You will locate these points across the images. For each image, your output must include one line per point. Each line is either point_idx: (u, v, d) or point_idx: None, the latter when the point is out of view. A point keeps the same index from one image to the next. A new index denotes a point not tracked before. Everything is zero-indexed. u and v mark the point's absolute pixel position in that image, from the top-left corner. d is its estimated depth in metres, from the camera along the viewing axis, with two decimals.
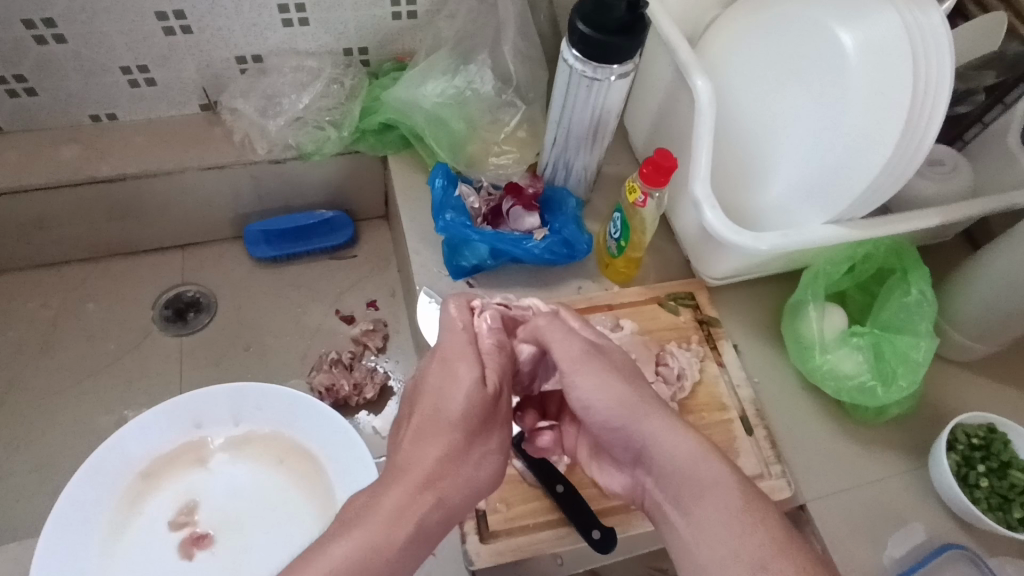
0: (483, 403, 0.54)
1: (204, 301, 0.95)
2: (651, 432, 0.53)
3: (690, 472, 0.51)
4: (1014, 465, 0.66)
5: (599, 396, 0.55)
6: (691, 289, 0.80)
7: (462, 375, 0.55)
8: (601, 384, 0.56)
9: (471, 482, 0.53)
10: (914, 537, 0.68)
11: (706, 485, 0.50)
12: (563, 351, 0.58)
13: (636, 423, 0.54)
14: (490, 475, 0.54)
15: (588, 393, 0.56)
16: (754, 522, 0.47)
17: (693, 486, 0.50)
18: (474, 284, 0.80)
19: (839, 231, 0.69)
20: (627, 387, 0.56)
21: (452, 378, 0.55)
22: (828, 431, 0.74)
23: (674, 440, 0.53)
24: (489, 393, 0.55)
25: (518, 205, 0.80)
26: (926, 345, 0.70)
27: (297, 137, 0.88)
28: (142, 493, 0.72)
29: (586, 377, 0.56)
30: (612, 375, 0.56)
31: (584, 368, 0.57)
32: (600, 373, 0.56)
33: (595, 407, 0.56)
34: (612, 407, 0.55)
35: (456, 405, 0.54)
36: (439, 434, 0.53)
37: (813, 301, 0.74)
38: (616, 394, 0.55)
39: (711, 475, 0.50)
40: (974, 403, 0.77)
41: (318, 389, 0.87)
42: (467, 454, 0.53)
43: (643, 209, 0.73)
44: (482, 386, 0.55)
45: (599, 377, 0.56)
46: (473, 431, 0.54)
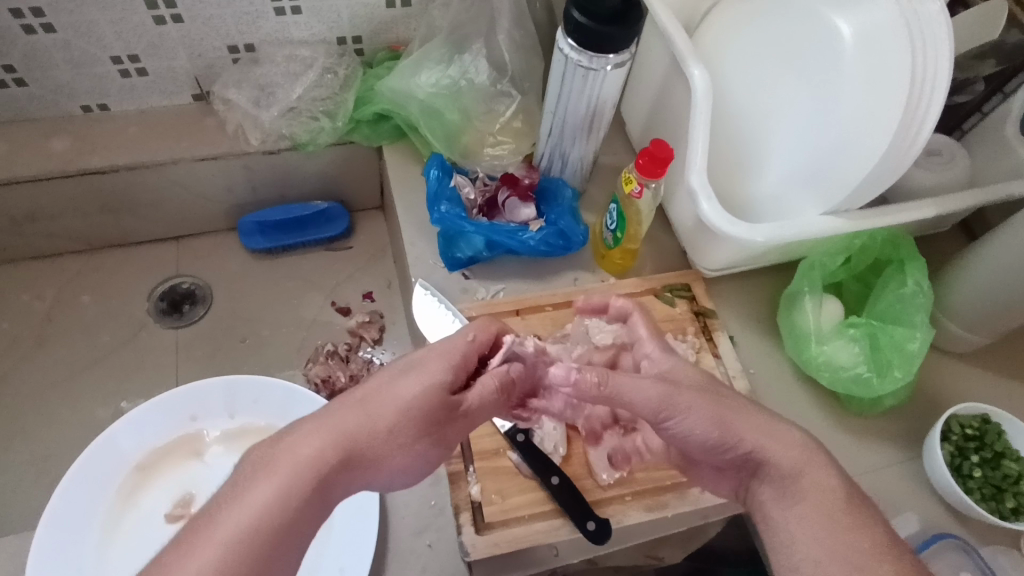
0: (433, 404, 0.52)
1: (199, 293, 0.95)
2: (757, 436, 0.53)
3: (809, 470, 0.51)
4: (1007, 456, 0.67)
5: (703, 427, 0.53)
6: (687, 280, 0.80)
7: (430, 369, 0.54)
8: (697, 415, 0.54)
9: (383, 469, 0.51)
10: (907, 526, 0.68)
11: (826, 487, 0.50)
12: (635, 385, 0.55)
13: (742, 434, 0.53)
14: (402, 471, 0.51)
15: (691, 428, 0.54)
16: (854, 524, 0.48)
17: (802, 486, 0.50)
18: (469, 276, 0.80)
19: (837, 222, 0.68)
20: (723, 410, 0.54)
21: (418, 368, 0.54)
22: (822, 422, 0.74)
23: (784, 438, 0.53)
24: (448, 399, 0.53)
25: (514, 195, 0.80)
26: (922, 336, 0.69)
27: (290, 127, 0.87)
28: (139, 486, 0.72)
29: (684, 409, 0.54)
30: (710, 411, 0.54)
31: (676, 407, 0.54)
32: (692, 406, 0.54)
33: (695, 436, 0.54)
34: (711, 433, 0.53)
35: (406, 391, 0.52)
36: (372, 406, 0.51)
37: (809, 292, 0.74)
38: (713, 418, 0.53)
39: (832, 477, 0.51)
40: (969, 393, 0.77)
41: (314, 381, 0.88)
42: (399, 438, 0.50)
43: (638, 200, 0.72)
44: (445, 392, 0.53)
45: (691, 406, 0.54)
46: (415, 425, 0.51)
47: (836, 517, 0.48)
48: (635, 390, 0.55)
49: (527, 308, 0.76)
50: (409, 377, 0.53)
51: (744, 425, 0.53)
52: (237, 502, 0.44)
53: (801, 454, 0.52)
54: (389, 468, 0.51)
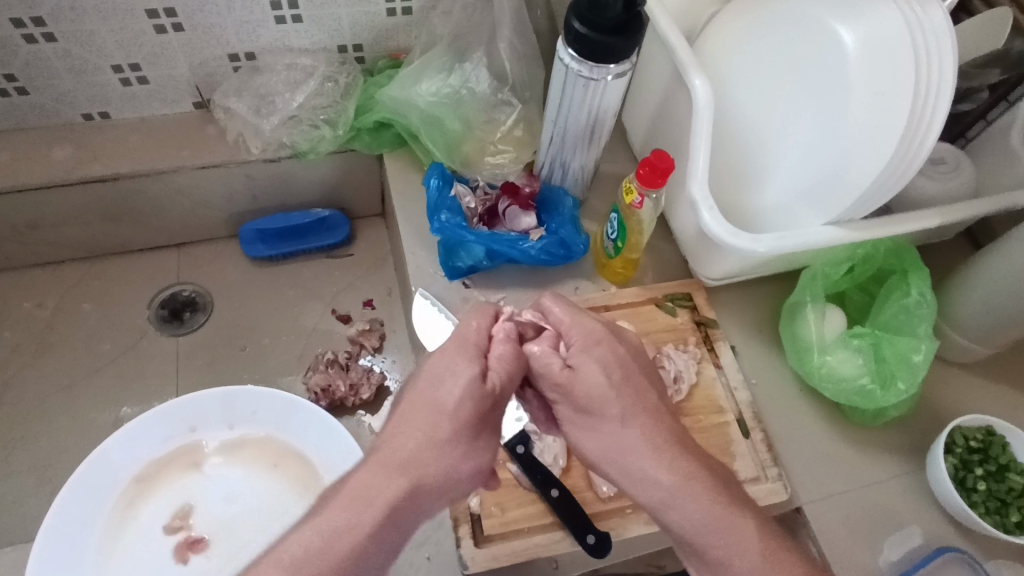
0: (477, 401, 0.52)
1: (199, 301, 0.95)
2: (627, 462, 0.53)
3: (672, 504, 0.51)
4: (1012, 469, 0.66)
5: (585, 435, 0.55)
6: (689, 290, 0.80)
7: (462, 369, 0.53)
8: (586, 432, 0.55)
9: (449, 476, 0.51)
10: (909, 540, 0.68)
11: (681, 527, 0.51)
12: (544, 383, 0.56)
13: (613, 454, 0.53)
14: (472, 471, 0.52)
15: (576, 433, 0.55)
16: (722, 549, 0.50)
17: (669, 516, 0.52)
18: (470, 285, 0.80)
19: (840, 233, 0.68)
20: (598, 426, 0.54)
21: (451, 370, 0.53)
22: (825, 433, 0.73)
23: (654, 474, 0.52)
24: (486, 390, 0.53)
25: (514, 205, 0.79)
26: (925, 347, 0.69)
27: (291, 135, 0.87)
28: (137, 498, 0.71)
29: (570, 416, 0.55)
30: (593, 420, 0.54)
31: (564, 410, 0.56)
32: (580, 419, 0.55)
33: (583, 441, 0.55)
34: (592, 443, 0.54)
35: (448, 397, 0.52)
36: (423, 418, 0.52)
37: (812, 303, 0.73)
38: (597, 432, 0.54)
39: (696, 517, 0.51)
40: (973, 404, 0.76)
41: (313, 390, 0.86)
42: (454, 442, 0.51)
43: (640, 210, 0.72)
44: (481, 384, 0.53)
45: (581, 424, 0.55)
46: (463, 423, 0.51)
47: (692, 540, 0.51)
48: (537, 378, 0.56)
49: None
50: (440, 382, 0.53)
51: (623, 455, 0.53)
52: (310, 533, 0.48)
53: (669, 483, 0.51)
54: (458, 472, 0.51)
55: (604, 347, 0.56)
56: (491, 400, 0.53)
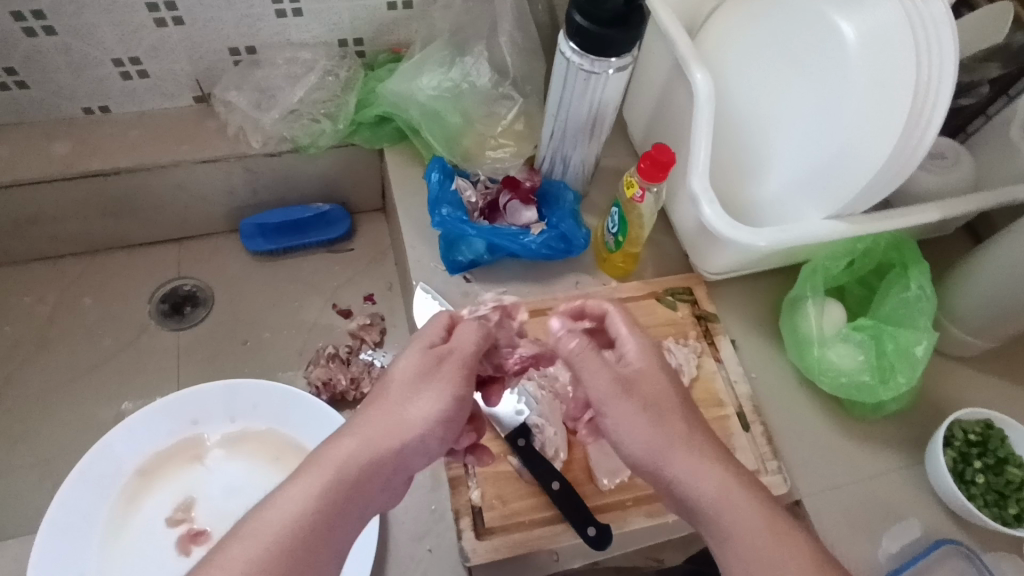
0: (423, 364, 0.54)
1: (200, 296, 0.95)
2: (679, 464, 0.52)
3: (719, 508, 0.50)
4: (1010, 462, 0.66)
5: (631, 432, 0.53)
6: (690, 284, 0.80)
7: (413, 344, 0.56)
8: (637, 424, 0.53)
9: (405, 432, 0.51)
10: (909, 532, 0.68)
11: (726, 532, 0.50)
12: (596, 378, 0.54)
13: (664, 455, 0.52)
14: (427, 421, 0.51)
15: (620, 429, 0.53)
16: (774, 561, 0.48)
17: (717, 524, 0.50)
18: (470, 279, 0.80)
19: (840, 226, 0.68)
20: (649, 426, 0.53)
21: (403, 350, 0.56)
22: (825, 426, 0.73)
23: (698, 476, 0.51)
24: (429, 351, 0.55)
25: (515, 198, 0.80)
26: (925, 341, 0.69)
27: (291, 130, 0.87)
28: (139, 491, 0.72)
29: (614, 413, 0.54)
30: (643, 417, 0.53)
31: (608, 405, 0.54)
32: (631, 410, 0.53)
33: (625, 440, 0.53)
34: (637, 441, 0.53)
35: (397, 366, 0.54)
36: (379, 393, 0.53)
37: (812, 297, 0.73)
38: (646, 428, 0.53)
39: (742, 519, 0.50)
40: (972, 397, 0.77)
41: (315, 384, 0.86)
42: (408, 399, 0.52)
43: (640, 204, 0.72)
44: (426, 349, 0.55)
45: (633, 417, 0.53)
46: (411, 382, 0.53)
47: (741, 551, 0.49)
48: (586, 372, 0.54)
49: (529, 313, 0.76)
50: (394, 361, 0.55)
51: (671, 453, 0.52)
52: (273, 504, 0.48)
53: (721, 488, 0.51)
54: (416, 425, 0.51)
55: (662, 357, 0.57)
56: (443, 361, 0.55)
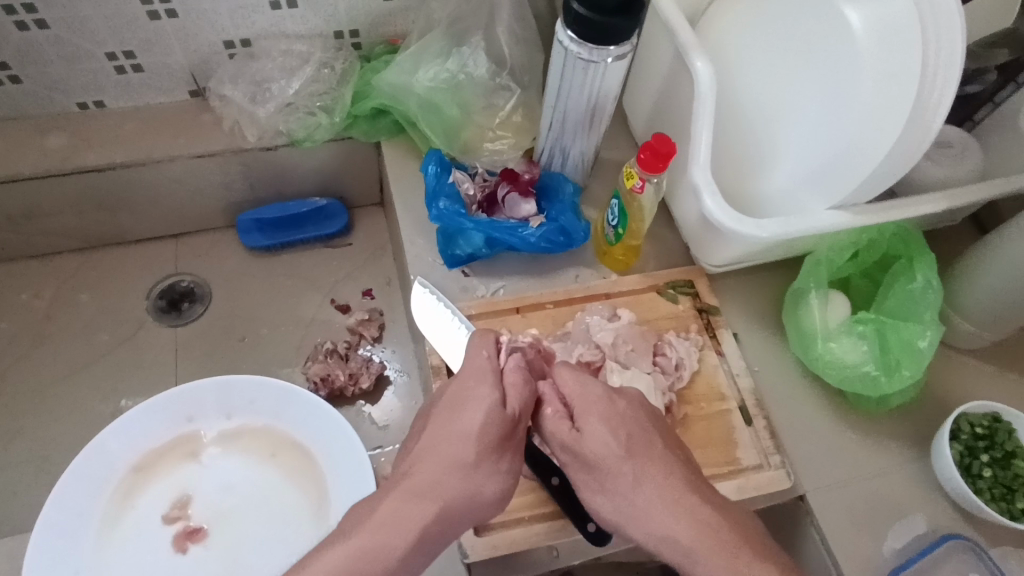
0: (500, 426, 0.55)
1: (198, 291, 0.94)
2: (638, 530, 0.53)
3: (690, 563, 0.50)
4: (1018, 456, 0.65)
5: (593, 497, 0.55)
6: (691, 277, 0.79)
7: (484, 396, 0.56)
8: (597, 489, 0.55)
9: (472, 499, 0.52)
10: (914, 528, 0.67)
11: None
12: (555, 434, 0.58)
13: (625, 521, 0.53)
14: (499, 494, 0.54)
15: (585, 493, 0.56)
16: None
17: None
18: (469, 273, 0.79)
19: (845, 218, 0.66)
20: (611, 487, 0.54)
21: (472, 398, 0.56)
22: (828, 421, 0.72)
23: (659, 541, 0.51)
24: (507, 415, 0.55)
25: (514, 191, 0.77)
26: (930, 334, 0.68)
27: (287, 123, 0.86)
28: (134, 488, 0.71)
29: (578, 478, 0.56)
30: (597, 480, 0.55)
31: (573, 471, 0.57)
32: (585, 476, 0.56)
33: (592, 503, 0.56)
34: (602, 504, 0.55)
35: (467, 421, 0.55)
36: (444, 443, 0.54)
37: (815, 289, 0.72)
38: (606, 491, 0.54)
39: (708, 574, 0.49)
40: (978, 390, 0.75)
41: (313, 380, 0.85)
42: (482, 468, 0.53)
43: (641, 195, 0.71)
44: (499, 409, 0.56)
45: (587, 478, 0.56)
46: (484, 445, 0.54)
47: None
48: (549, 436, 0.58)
49: (528, 307, 0.75)
50: (461, 412, 0.56)
51: (632, 508, 0.53)
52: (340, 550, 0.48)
53: (686, 543, 0.50)
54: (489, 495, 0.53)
55: (610, 402, 0.57)
56: (515, 423, 0.56)
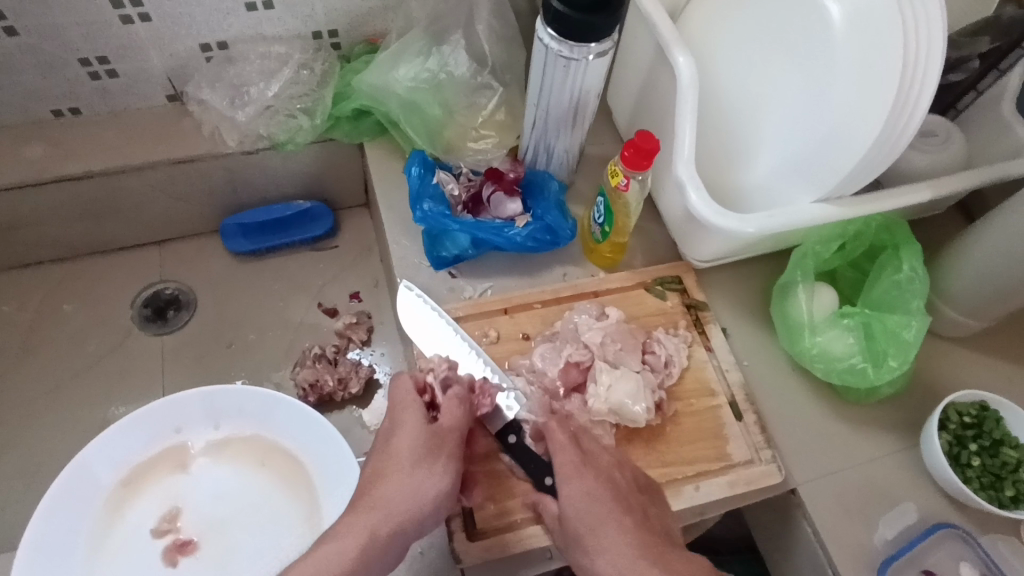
0: (426, 441, 0.58)
1: (183, 299, 0.93)
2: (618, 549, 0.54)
3: None
4: (1006, 443, 0.66)
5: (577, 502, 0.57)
6: (679, 273, 0.79)
7: (408, 421, 0.59)
8: (581, 490, 0.57)
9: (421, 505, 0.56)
10: (906, 518, 0.67)
11: None
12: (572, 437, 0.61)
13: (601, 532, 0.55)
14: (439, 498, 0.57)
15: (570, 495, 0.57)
16: None
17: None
18: (455, 275, 0.78)
19: (829, 210, 0.66)
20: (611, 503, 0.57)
21: (397, 425, 0.60)
22: (819, 412, 0.72)
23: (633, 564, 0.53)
24: (434, 431, 0.59)
25: (499, 190, 0.77)
26: (917, 325, 0.68)
27: (267, 127, 0.85)
28: (123, 502, 0.70)
29: (568, 478, 0.58)
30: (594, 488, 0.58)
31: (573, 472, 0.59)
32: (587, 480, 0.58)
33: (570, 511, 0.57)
34: (584, 510, 0.57)
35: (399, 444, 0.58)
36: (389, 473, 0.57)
37: (802, 282, 0.72)
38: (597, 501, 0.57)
39: None
40: (967, 378, 0.76)
41: (302, 386, 0.85)
42: (410, 473, 0.57)
43: (626, 193, 0.70)
44: (426, 425, 0.59)
45: (585, 483, 0.58)
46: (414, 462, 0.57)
47: None
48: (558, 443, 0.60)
49: (516, 307, 0.75)
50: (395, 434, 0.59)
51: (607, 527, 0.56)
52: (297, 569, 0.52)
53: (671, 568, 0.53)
54: (425, 493, 0.56)
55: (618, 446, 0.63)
56: (438, 437, 0.59)
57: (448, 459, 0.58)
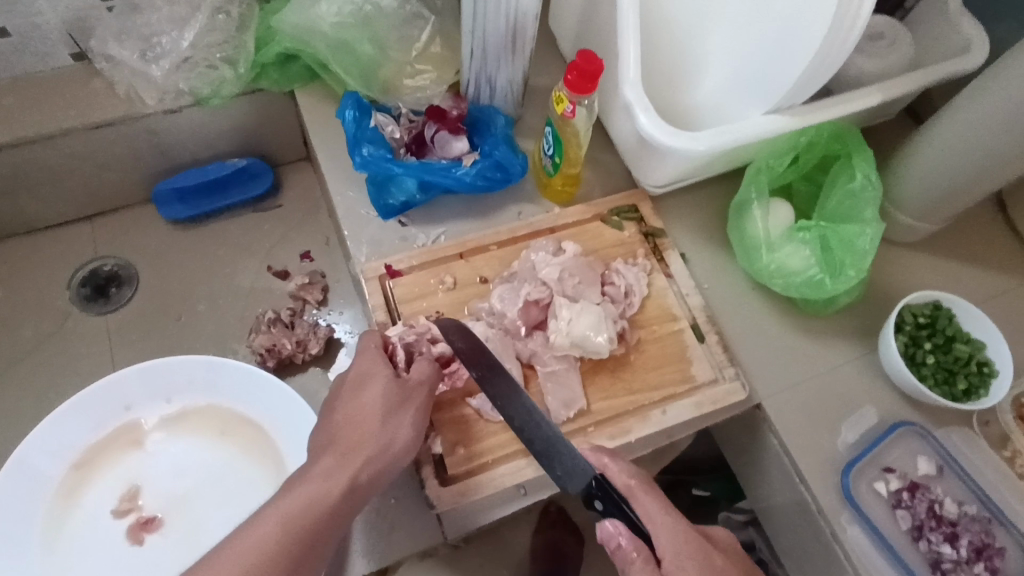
0: (396, 392, 0.58)
1: (123, 274, 0.88)
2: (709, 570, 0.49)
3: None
4: (958, 339, 0.67)
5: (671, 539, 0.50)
6: (634, 201, 0.77)
7: (378, 373, 0.58)
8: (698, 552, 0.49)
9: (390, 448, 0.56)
10: (866, 420, 0.69)
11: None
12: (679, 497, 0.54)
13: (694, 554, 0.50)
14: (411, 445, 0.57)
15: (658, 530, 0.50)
16: None
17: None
18: (406, 223, 0.75)
19: (781, 122, 0.64)
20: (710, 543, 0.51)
21: (368, 375, 0.59)
22: (780, 327, 0.73)
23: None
24: (402, 383, 0.59)
25: (443, 129, 0.74)
26: (872, 231, 0.67)
27: (187, 80, 0.79)
28: (78, 485, 0.68)
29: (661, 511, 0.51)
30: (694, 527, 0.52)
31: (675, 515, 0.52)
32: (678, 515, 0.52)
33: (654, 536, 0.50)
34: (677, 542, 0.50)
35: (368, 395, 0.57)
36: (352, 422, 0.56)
37: (757, 199, 0.71)
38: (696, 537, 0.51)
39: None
40: (920, 281, 0.77)
41: (258, 352, 0.82)
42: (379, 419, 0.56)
43: (573, 120, 0.67)
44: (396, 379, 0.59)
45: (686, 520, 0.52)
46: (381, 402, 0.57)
47: None
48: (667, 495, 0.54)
49: (471, 251, 0.72)
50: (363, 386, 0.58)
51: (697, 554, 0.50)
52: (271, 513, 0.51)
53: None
54: (395, 446, 0.56)
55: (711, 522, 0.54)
56: (406, 390, 0.59)
57: (417, 412, 0.58)
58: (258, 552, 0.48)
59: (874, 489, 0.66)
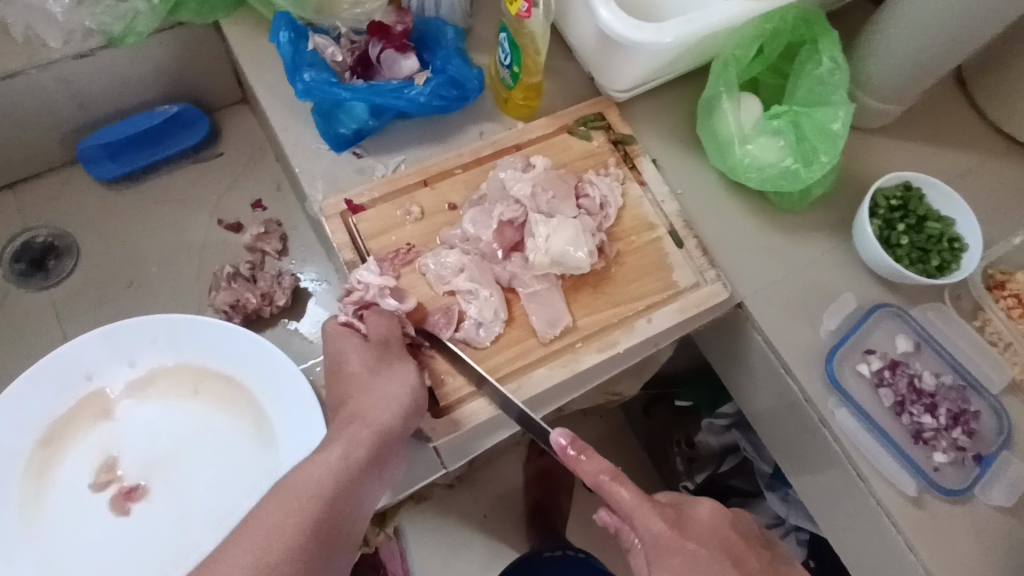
0: (374, 352, 0.59)
1: (60, 244, 0.81)
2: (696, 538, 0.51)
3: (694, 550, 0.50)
4: (930, 218, 0.68)
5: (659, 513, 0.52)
6: (599, 109, 0.74)
7: (347, 348, 0.60)
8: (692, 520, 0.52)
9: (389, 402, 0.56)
10: (846, 306, 0.70)
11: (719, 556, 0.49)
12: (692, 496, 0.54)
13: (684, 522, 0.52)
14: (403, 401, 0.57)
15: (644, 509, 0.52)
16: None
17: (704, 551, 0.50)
18: (361, 153, 0.70)
19: (745, 6, 0.62)
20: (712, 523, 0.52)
21: (341, 353, 0.60)
22: (755, 224, 0.72)
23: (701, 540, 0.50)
24: (374, 342, 0.59)
25: (389, 47, 0.68)
26: (844, 113, 0.66)
27: (94, 17, 0.70)
28: (49, 462, 0.64)
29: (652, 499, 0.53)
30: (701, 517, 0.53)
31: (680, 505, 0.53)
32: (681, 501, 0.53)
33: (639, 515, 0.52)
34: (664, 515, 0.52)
35: (351, 362, 0.59)
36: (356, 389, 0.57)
37: (727, 93, 0.69)
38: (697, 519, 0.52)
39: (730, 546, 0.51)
40: (889, 166, 0.77)
41: (223, 309, 0.77)
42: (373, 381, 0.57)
43: (529, 21, 0.63)
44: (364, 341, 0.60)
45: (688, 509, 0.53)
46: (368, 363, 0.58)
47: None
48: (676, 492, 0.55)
49: (435, 176, 0.68)
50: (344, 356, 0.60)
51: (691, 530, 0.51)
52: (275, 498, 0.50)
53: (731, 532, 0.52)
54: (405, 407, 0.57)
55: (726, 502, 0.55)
56: (387, 347, 0.60)
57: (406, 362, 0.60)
58: (277, 532, 0.48)
59: (856, 371, 0.67)
